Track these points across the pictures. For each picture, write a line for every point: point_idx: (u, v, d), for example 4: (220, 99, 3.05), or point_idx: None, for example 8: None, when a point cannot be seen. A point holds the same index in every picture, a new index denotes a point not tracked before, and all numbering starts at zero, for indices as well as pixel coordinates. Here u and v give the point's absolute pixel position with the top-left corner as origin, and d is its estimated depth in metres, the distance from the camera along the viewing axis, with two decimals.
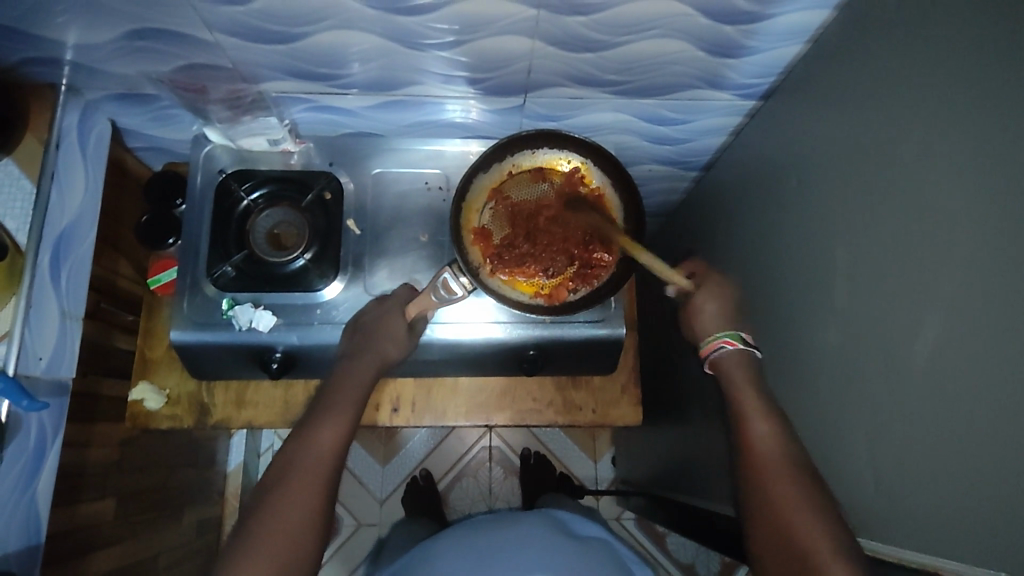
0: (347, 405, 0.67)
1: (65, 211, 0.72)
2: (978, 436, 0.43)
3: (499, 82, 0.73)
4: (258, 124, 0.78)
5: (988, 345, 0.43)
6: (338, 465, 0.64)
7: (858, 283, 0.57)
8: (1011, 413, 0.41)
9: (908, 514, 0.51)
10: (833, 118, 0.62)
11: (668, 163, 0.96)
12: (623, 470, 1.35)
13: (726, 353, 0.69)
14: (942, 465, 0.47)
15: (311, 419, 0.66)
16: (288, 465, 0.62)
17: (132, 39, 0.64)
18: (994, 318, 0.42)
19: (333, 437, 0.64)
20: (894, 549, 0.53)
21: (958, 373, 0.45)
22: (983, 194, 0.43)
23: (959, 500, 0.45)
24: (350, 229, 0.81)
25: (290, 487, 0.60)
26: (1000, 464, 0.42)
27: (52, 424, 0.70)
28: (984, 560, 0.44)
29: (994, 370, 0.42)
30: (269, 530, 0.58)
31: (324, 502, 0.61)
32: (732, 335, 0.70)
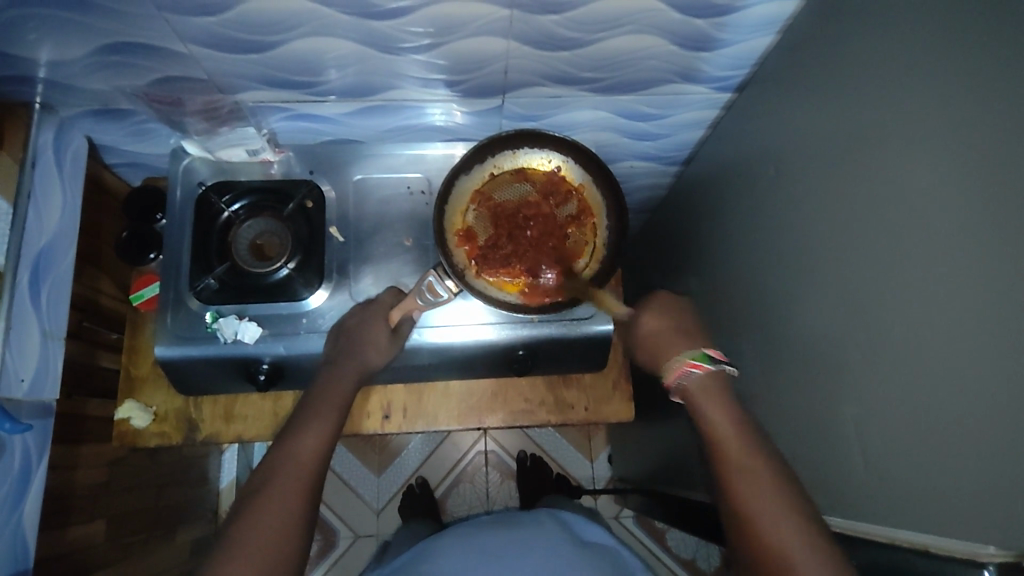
0: (331, 411, 0.67)
1: (43, 230, 0.72)
2: (965, 412, 0.44)
3: (477, 84, 0.73)
4: (236, 135, 0.78)
5: (968, 321, 0.43)
6: (321, 471, 0.63)
7: (840, 268, 0.57)
8: (997, 387, 0.41)
9: (900, 494, 0.51)
10: (808, 106, 0.62)
11: (649, 159, 0.96)
12: (619, 468, 1.35)
13: (694, 378, 0.67)
14: (930, 443, 0.47)
15: (295, 425, 0.66)
16: (270, 470, 0.61)
17: (105, 53, 0.63)
18: (973, 294, 0.43)
19: (315, 441, 0.64)
20: (886, 529, 0.53)
21: (942, 350, 0.46)
22: (957, 173, 0.44)
23: (950, 477, 0.46)
24: (333, 237, 0.81)
25: (273, 490, 0.60)
26: (986, 438, 0.42)
27: (37, 446, 0.69)
28: (978, 535, 0.44)
29: (978, 346, 0.43)
30: (254, 532, 0.56)
31: (307, 505, 0.61)
32: (698, 356, 0.68)
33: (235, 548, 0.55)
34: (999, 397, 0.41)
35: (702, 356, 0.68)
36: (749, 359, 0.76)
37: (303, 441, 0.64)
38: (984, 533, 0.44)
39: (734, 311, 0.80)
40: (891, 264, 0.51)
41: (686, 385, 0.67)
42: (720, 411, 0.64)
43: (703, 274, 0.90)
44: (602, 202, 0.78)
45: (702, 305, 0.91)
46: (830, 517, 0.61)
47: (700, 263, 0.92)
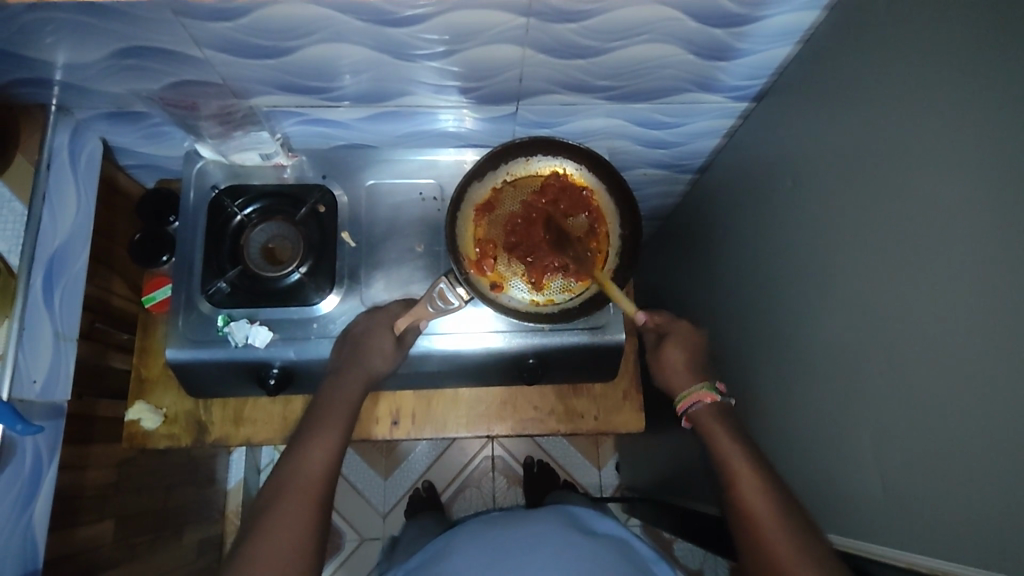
0: (336, 422, 0.67)
1: (58, 231, 0.72)
2: (984, 437, 0.43)
3: (490, 91, 0.72)
4: (250, 139, 0.76)
5: (989, 342, 0.42)
6: (331, 480, 0.64)
7: (857, 283, 0.56)
8: (1018, 411, 0.40)
9: (918, 517, 0.50)
10: (827, 118, 0.61)
11: (662, 167, 0.95)
12: (627, 476, 1.34)
13: (702, 407, 0.68)
14: (950, 466, 0.46)
15: (300, 438, 0.66)
16: (280, 480, 0.62)
17: (121, 57, 0.63)
18: (993, 316, 0.42)
19: (324, 452, 0.65)
20: (903, 553, 0.52)
21: (960, 372, 0.45)
22: (980, 191, 0.43)
23: (969, 503, 0.45)
24: (345, 242, 0.81)
25: (285, 501, 0.60)
26: (1008, 464, 0.41)
27: (48, 447, 0.69)
28: (995, 562, 0.43)
29: (998, 369, 0.42)
30: (263, 551, 0.57)
31: (319, 517, 0.61)
32: (709, 388, 0.69)
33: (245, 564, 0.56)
34: (1020, 422, 0.40)
35: (711, 388, 0.69)
36: (762, 372, 0.75)
37: (308, 454, 0.64)
38: (1004, 562, 0.42)
39: (748, 323, 0.79)
40: (910, 282, 0.49)
41: (694, 413, 0.68)
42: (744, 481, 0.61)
43: (716, 284, 0.90)
44: (615, 210, 0.78)
45: (715, 316, 0.90)
46: (842, 536, 0.60)
47: (713, 273, 0.91)
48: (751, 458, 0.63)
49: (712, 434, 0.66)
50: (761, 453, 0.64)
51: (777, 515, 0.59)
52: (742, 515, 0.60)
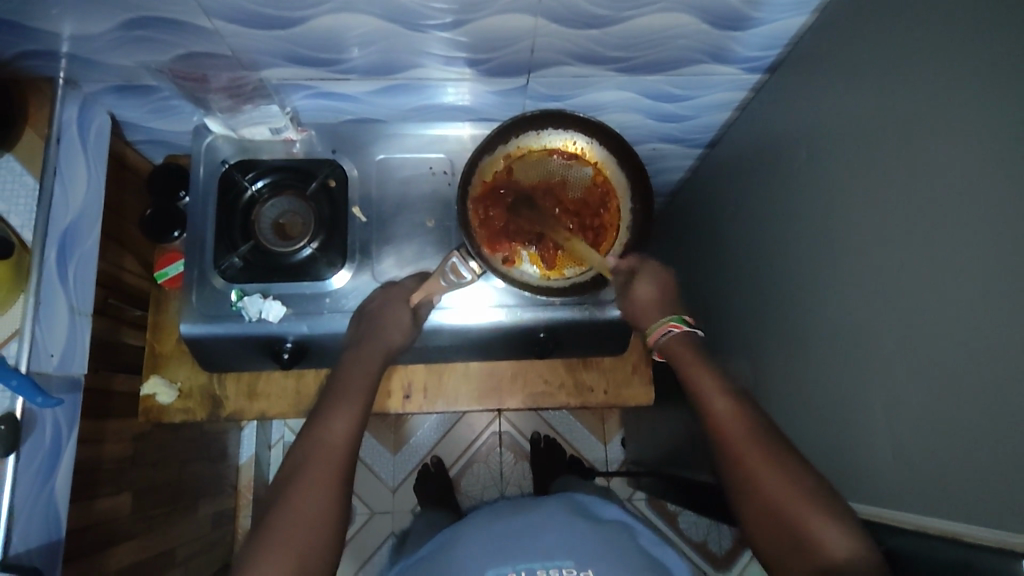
0: (356, 397, 0.68)
1: (70, 206, 0.72)
2: (996, 400, 0.43)
3: (501, 62, 0.72)
4: (259, 113, 0.77)
5: (1004, 307, 0.42)
6: (351, 454, 0.65)
7: (869, 252, 0.56)
8: None
9: (930, 484, 0.51)
10: (843, 88, 0.61)
11: (672, 141, 0.95)
12: (633, 451, 1.35)
13: (674, 336, 0.73)
14: (961, 432, 0.47)
15: (321, 412, 0.67)
16: (301, 458, 0.63)
17: (129, 28, 0.63)
18: (1006, 280, 0.42)
19: (345, 428, 0.65)
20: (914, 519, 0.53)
21: (972, 338, 0.45)
22: (997, 156, 0.43)
23: (981, 466, 0.45)
24: (356, 217, 0.81)
25: (307, 476, 0.61)
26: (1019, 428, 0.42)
27: (67, 420, 0.70)
28: (1006, 523, 0.44)
29: (1011, 334, 0.42)
30: (287, 524, 0.58)
31: (342, 492, 0.62)
32: (678, 319, 0.74)
33: (269, 538, 0.57)
34: None
35: (681, 320, 0.75)
36: (773, 345, 0.75)
37: (329, 429, 0.65)
38: (1015, 524, 0.43)
39: (759, 297, 0.79)
40: (922, 251, 0.50)
41: (663, 343, 0.74)
42: (715, 394, 0.67)
43: (726, 258, 0.90)
44: (626, 182, 0.77)
45: (724, 290, 0.90)
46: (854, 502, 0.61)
47: (722, 247, 0.91)
48: (736, 400, 0.66)
49: (683, 361, 0.72)
50: (747, 396, 0.68)
51: (775, 459, 0.61)
52: (735, 456, 0.63)
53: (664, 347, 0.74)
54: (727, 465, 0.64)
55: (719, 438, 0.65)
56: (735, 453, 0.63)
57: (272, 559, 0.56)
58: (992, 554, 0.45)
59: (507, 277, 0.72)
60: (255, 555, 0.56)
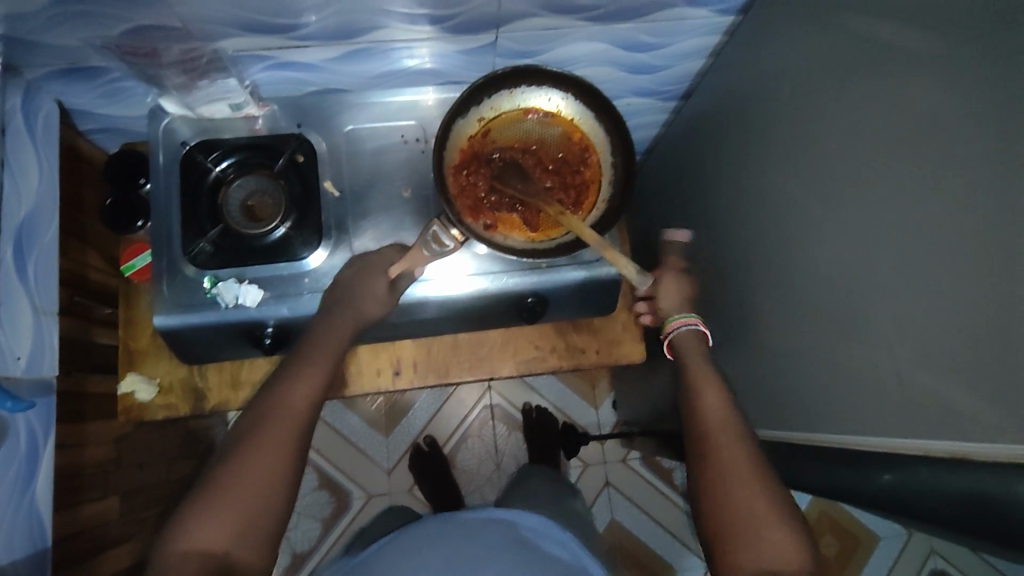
0: (320, 358, 0.65)
1: (22, 200, 0.68)
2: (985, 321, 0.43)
3: (468, 18, 0.69)
4: (217, 89, 0.73)
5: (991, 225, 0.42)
6: (311, 414, 0.62)
7: (851, 186, 0.55)
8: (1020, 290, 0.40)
9: (918, 415, 0.50)
10: (821, 18, 0.59)
11: (646, 94, 0.93)
12: (626, 414, 1.35)
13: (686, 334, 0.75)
14: (954, 356, 0.46)
15: (283, 374, 0.63)
16: (260, 416, 0.59)
17: (68, 3, 0.58)
18: (992, 197, 0.42)
19: (307, 386, 0.62)
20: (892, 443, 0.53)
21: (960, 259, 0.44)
22: (990, 69, 0.42)
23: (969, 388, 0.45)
24: (329, 192, 0.78)
25: (262, 434, 0.58)
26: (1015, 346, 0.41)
27: (42, 424, 0.67)
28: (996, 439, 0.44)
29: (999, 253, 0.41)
30: (234, 481, 0.55)
31: (297, 453, 0.59)
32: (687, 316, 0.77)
33: (213, 496, 0.54)
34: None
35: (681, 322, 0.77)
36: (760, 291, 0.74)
37: (289, 389, 0.62)
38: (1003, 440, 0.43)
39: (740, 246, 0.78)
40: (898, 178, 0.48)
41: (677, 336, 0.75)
42: (704, 391, 0.68)
43: (699, 210, 0.88)
44: (605, 137, 0.75)
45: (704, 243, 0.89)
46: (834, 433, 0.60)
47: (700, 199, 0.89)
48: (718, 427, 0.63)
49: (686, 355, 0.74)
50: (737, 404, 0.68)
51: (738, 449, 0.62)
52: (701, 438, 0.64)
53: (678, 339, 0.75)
54: (693, 440, 0.65)
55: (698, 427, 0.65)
56: (702, 432, 0.65)
57: (207, 518, 0.52)
58: None
59: (486, 239, 0.69)
60: (194, 507, 0.53)
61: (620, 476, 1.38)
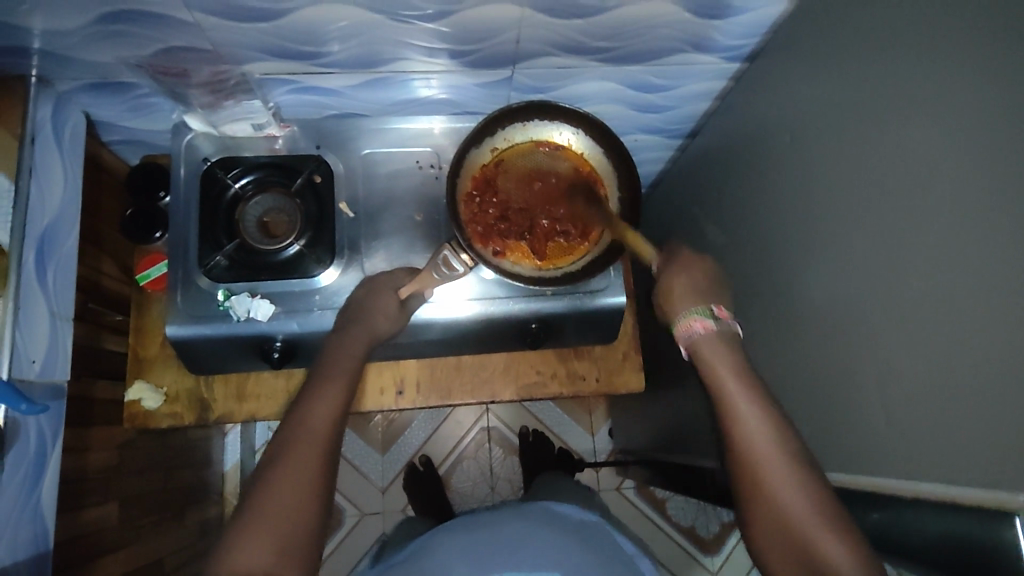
0: (337, 381, 0.66)
1: (46, 208, 0.70)
2: (974, 369, 0.45)
3: (486, 54, 0.72)
4: (241, 108, 0.76)
5: (980, 277, 0.44)
6: (336, 435, 0.63)
7: (852, 233, 0.57)
8: (1007, 340, 0.42)
9: (912, 456, 0.52)
10: (822, 72, 0.62)
11: (653, 131, 0.96)
12: (620, 441, 1.36)
13: (701, 333, 0.66)
14: (945, 401, 0.47)
15: (303, 397, 0.64)
16: (285, 440, 0.60)
17: (105, 22, 0.61)
18: (980, 251, 0.44)
19: (329, 408, 0.63)
20: (886, 483, 0.55)
21: (951, 308, 0.47)
22: (976, 131, 0.44)
23: (960, 433, 0.46)
24: (343, 213, 0.80)
25: (289, 458, 0.59)
26: (999, 394, 0.43)
27: (51, 428, 0.68)
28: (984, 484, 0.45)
29: (986, 304, 0.44)
30: (265, 505, 0.56)
31: (325, 474, 0.60)
32: (705, 312, 0.67)
33: (247, 524, 0.55)
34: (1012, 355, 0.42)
35: (706, 312, 0.67)
36: (759, 328, 0.76)
37: (309, 412, 0.62)
38: (990, 485, 0.45)
39: (741, 283, 0.80)
40: None
41: (693, 339, 0.66)
42: (742, 402, 0.62)
43: (706, 245, 0.91)
44: (612, 172, 0.77)
45: None
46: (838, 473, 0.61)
47: (704, 236, 0.92)
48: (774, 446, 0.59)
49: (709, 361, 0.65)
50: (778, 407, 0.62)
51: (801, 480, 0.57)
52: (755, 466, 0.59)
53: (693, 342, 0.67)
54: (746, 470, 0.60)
55: (739, 450, 0.60)
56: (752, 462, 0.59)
57: (249, 548, 0.53)
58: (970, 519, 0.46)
59: (495, 265, 0.71)
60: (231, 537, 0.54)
61: (613, 504, 1.39)
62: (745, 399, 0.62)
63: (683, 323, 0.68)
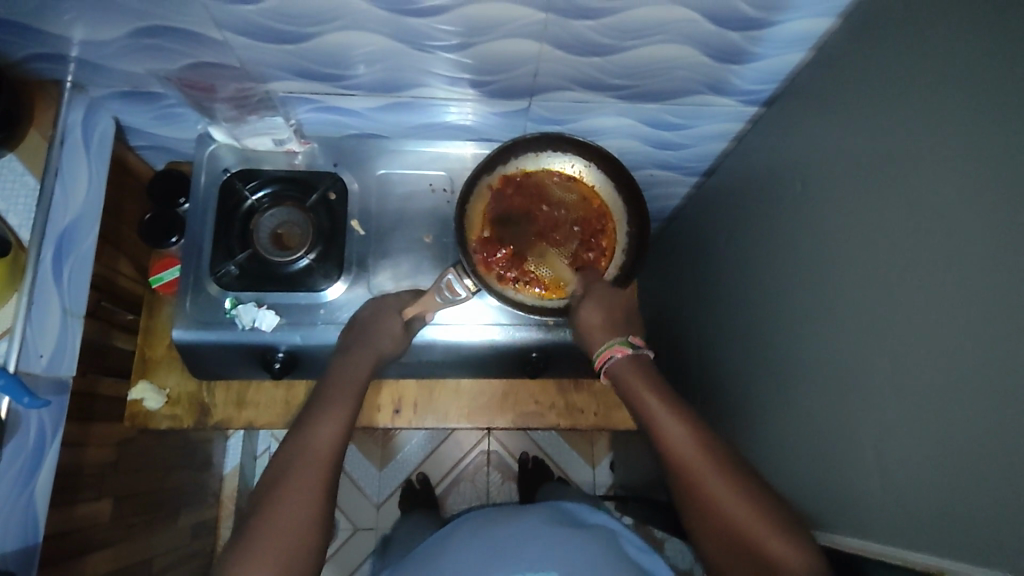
0: (342, 402, 0.66)
1: (69, 208, 0.72)
2: (973, 438, 0.44)
3: (504, 85, 0.73)
4: (264, 124, 0.79)
5: (983, 345, 0.43)
6: (337, 459, 0.63)
7: (857, 288, 0.57)
8: (1007, 412, 0.41)
9: (907, 521, 0.50)
10: (837, 123, 0.62)
11: (669, 168, 0.96)
12: (620, 476, 1.34)
13: (619, 362, 0.68)
14: (941, 469, 0.47)
15: (306, 419, 0.65)
16: (287, 461, 0.61)
17: (139, 36, 0.64)
18: (984, 319, 0.43)
19: (332, 432, 0.64)
20: (877, 547, 0.53)
21: (952, 373, 0.46)
22: (985, 198, 0.44)
23: (956, 504, 0.45)
24: (355, 230, 0.82)
25: (291, 480, 0.59)
26: (996, 468, 0.42)
27: (52, 422, 0.70)
28: (978, 559, 0.44)
29: (988, 373, 0.43)
30: (268, 529, 0.56)
31: (326, 498, 0.60)
32: (624, 343, 0.68)
33: (253, 541, 0.55)
34: (1008, 427, 0.41)
35: (627, 343, 0.69)
36: (760, 374, 0.75)
37: (316, 432, 0.63)
38: (983, 560, 0.43)
39: (745, 326, 0.80)
40: None
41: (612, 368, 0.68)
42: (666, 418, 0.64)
43: (714, 285, 0.90)
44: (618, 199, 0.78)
45: (712, 317, 0.91)
46: (832, 531, 0.60)
47: (712, 275, 0.91)
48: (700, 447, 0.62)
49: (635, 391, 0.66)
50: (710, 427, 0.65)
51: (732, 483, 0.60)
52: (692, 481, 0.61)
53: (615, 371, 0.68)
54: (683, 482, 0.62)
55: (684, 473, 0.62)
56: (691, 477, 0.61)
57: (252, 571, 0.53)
58: None
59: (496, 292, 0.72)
60: (233, 559, 0.54)
61: None
62: (677, 419, 0.64)
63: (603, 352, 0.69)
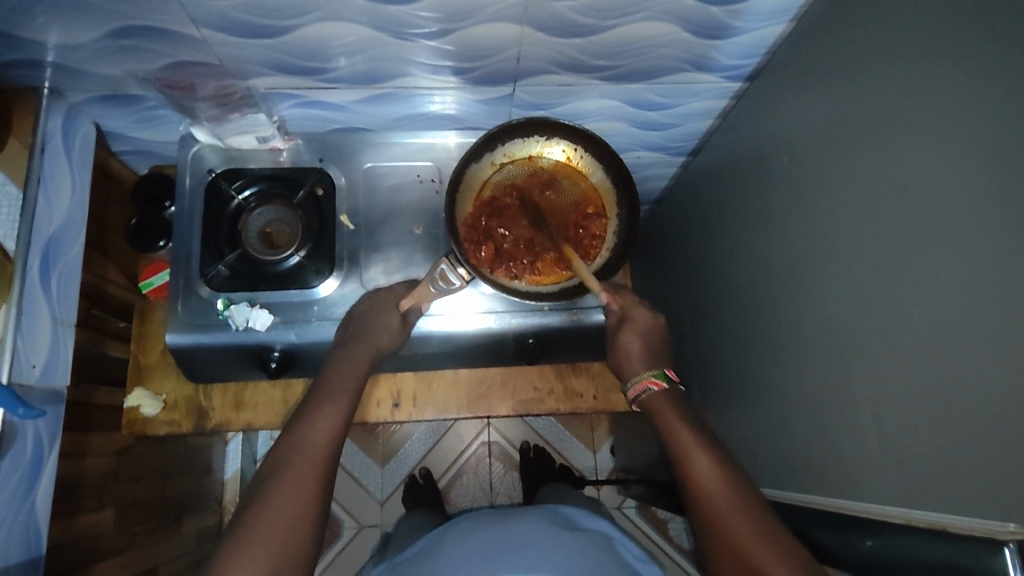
0: (339, 396, 0.66)
1: (53, 215, 0.71)
2: (968, 395, 0.44)
3: (488, 71, 0.73)
4: (246, 122, 0.77)
5: (975, 303, 0.44)
6: (335, 453, 0.63)
7: (847, 254, 0.57)
8: (1002, 366, 0.41)
9: (905, 481, 0.51)
10: (819, 94, 0.62)
11: (655, 149, 0.97)
12: (622, 459, 1.35)
13: (652, 394, 0.71)
14: (938, 425, 0.47)
15: (302, 415, 0.65)
16: (283, 458, 0.60)
17: (116, 37, 0.63)
18: (974, 277, 0.44)
19: (330, 426, 0.64)
20: (882, 509, 0.54)
21: (944, 333, 0.46)
22: (971, 156, 0.44)
23: (954, 460, 0.46)
24: (344, 225, 0.81)
25: (287, 476, 0.59)
26: (993, 423, 0.42)
27: (48, 432, 0.69)
28: (977, 511, 0.44)
29: (981, 330, 0.43)
30: (264, 525, 0.55)
31: (322, 491, 0.60)
32: (658, 374, 0.72)
33: (250, 537, 0.55)
34: (1003, 381, 0.41)
35: (661, 375, 0.72)
36: (756, 349, 0.76)
37: (313, 427, 0.63)
38: (983, 513, 0.44)
39: (739, 302, 0.80)
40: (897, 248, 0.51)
41: (645, 399, 0.71)
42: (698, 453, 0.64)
43: (705, 263, 0.91)
44: (603, 177, 0.78)
45: (704, 295, 0.91)
46: (835, 497, 0.60)
47: (702, 254, 0.92)
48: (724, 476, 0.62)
49: (668, 424, 0.68)
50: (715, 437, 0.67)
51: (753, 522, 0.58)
52: (712, 510, 0.61)
53: (646, 401, 0.71)
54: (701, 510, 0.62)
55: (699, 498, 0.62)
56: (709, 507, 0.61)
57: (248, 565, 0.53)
58: (962, 546, 0.45)
59: (519, 292, 0.71)
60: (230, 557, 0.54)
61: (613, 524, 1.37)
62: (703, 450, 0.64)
63: (637, 383, 0.73)
